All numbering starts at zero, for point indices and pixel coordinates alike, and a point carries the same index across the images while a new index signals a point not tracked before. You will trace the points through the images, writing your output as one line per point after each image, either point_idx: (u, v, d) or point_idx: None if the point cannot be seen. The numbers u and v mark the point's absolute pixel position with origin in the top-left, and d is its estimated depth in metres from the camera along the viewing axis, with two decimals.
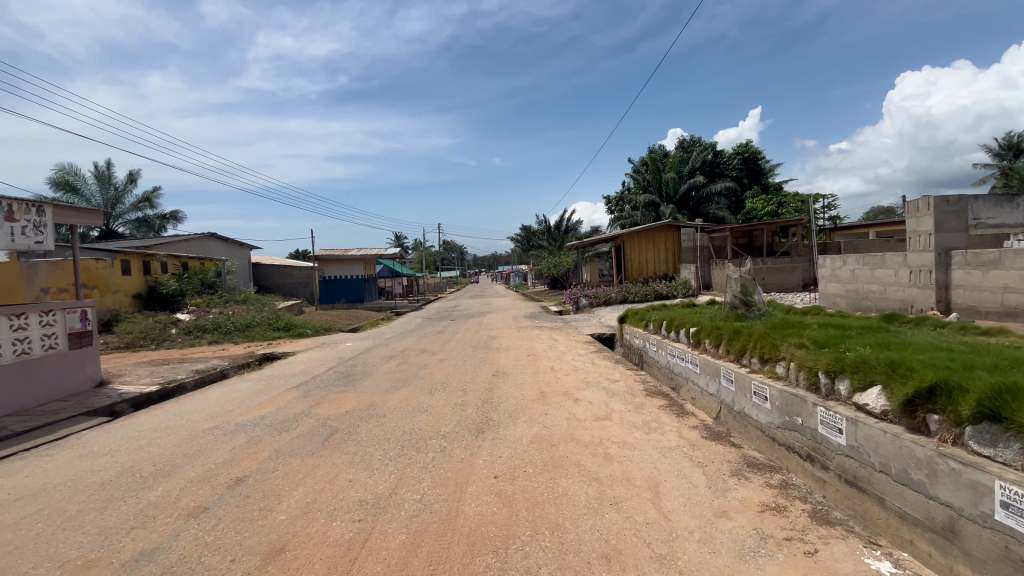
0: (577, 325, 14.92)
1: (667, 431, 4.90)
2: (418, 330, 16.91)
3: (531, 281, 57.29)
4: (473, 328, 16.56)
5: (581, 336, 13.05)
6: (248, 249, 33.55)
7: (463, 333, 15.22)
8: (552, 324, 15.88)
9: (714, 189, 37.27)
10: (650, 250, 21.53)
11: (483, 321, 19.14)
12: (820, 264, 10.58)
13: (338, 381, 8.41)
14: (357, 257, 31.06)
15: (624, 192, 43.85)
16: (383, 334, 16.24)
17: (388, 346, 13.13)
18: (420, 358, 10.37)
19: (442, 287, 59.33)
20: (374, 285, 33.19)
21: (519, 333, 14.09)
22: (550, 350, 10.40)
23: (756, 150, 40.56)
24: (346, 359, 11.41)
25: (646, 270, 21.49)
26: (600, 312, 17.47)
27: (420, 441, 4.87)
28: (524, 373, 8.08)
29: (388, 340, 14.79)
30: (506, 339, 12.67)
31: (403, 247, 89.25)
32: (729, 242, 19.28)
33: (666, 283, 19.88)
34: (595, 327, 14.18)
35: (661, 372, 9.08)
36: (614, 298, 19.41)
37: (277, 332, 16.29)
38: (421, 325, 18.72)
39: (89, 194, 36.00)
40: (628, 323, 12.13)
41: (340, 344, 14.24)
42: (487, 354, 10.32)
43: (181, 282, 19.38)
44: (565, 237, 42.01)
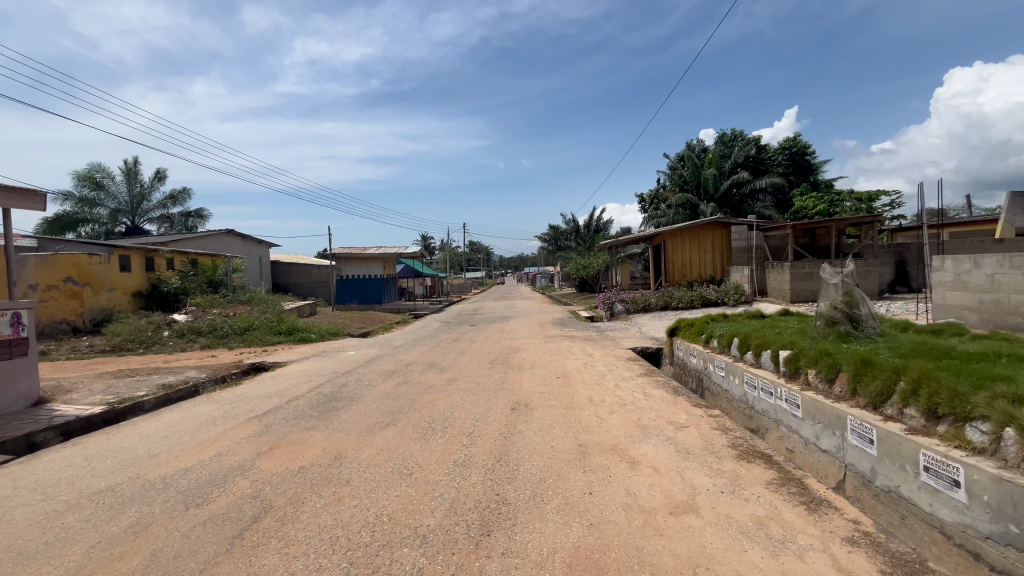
0: (613, 337, 12.80)
1: (807, 550, 2.83)
2: (433, 338, 15.10)
3: (558, 283, 54.98)
4: (494, 336, 14.62)
5: (620, 350, 10.95)
6: (266, 247, 32.75)
7: (482, 342, 13.31)
8: (585, 333, 13.78)
9: (760, 186, 34.26)
10: (696, 250, 19.12)
11: (505, 327, 17.19)
12: (936, 267, 8.25)
13: (317, 407, 6.63)
14: (375, 256, 29.58)
15: (658, 189, 41.17)
16: (394, 341, 14.53)
17: (395, 357, 11.35)
18: (426, 377, 8.50)
19: (467, 289, 57.66)
20: (393, 285, 31.74)
21: (545, 344, 12.06)
22: (586, 371, 8.35)
23: (805, 143, 37.27)
24: (342, 372, 9.66)
25: (691, 273, 19.11)
26: (638, 321, 15.30)
27: (383, 548, 2.96)
28: (553, 406, 6.10)
29: (397, 349, 13.01)
30: (530, 353, 10.68)
31: (429, 247, 88.19)
32: (790, 242, 16.74)
33: (715, 287, 17.48)
34: (636, 339, 12.03)
35: (733, 405, 6.94)
36: (654, 304, 17.15)
37: (279, 337, 14.81)
38: (438, 331, 16.93)
39: (115, 192, 35.72)
40: (679, 336, 9.95)
41: (343, 353, 12.56)
42: (508, 374, 8.35)
43: (185, 280, 18.18)
44: (595, 237, 39.66)
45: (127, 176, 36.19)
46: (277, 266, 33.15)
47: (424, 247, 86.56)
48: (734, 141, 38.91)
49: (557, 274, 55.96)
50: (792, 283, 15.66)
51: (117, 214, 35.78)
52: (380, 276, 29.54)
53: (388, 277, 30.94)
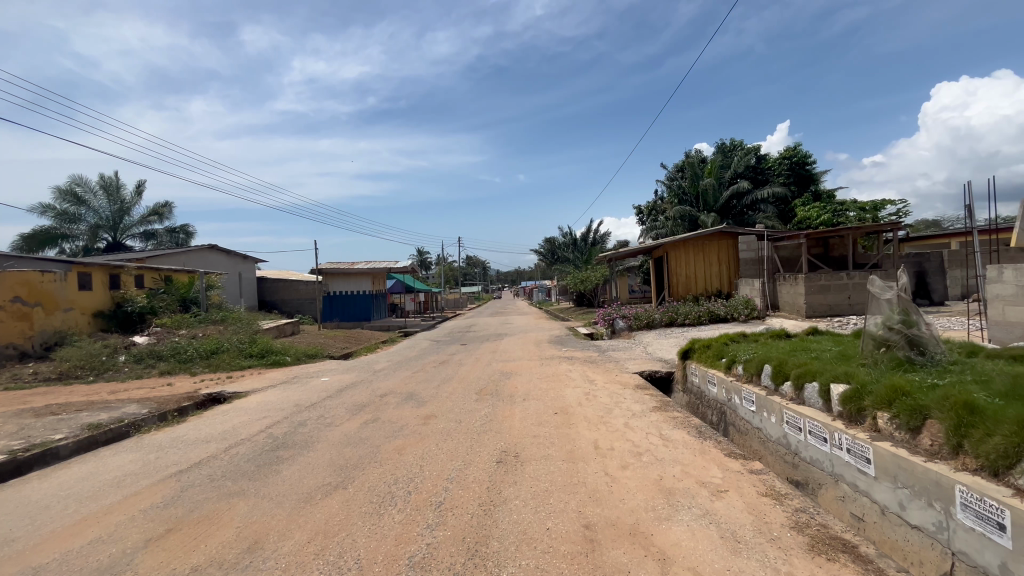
0: (616, 358, 11.54)
1: None
2: (419, 360, 13.81)
3: (555, 297, 53.86)
4: (486, 357, 13.33)
5: (625, 374, 9.68)
6: (252, 262, 31.68)
7: (472, 364, 12.02)
8: (585, 354, 12.53)
9: (761, 196, 33.39)
10: (700, 262, 17.98)
11: (499, 346, 15.90)
12: (993, 278, 7.09)
13: (257, 457, 5.35)
14: (364, 271, 28.34)
15: (657, 200, 40.27)
16: (376, 364, 13.23)
17: (371, 385, 10.05)
18: (400, 412, 7.21)
19: (462, 304, 56.44)
20: (383, 301, 30.46)
21: (541, 368, 10.76)
22: (589, 403, 7.08)
23: (805, 153, 36.51)
24: (306, 404, 8.34)
25: (695, 287, 17.96)
26: (642, 340, 14.06)
27: None
28: (549, 458, 4.84)
29: (376, 374, 11.72)
30: (524, 379, 9.40)
31: (425, 262, 87.12)
32: (803, 252, 15.61)
33: (723, 302, 16.30)
34: (642, 362, 10.79)
35: (770, 449, 5.68)
36: (659, 321, 15.93)
37: (249, 360, 13.49)
38: (426, 352, 15.63)
39: (97, 207, 34.49)
40: (694, 359, 8.71)
41: (316, 379, 11.23)
42: (497, 409, 7.08)
43: (153, 298, 16.89)
44: (592, 250, 38.60)
45: (110, 191, 35.05)
46: (263, 282, 31.86)
47: (419, 262, 85.36)
48: (733, 151, 38.17)
49: (554, 288, 54.83)
50: (807, 296, 14.53)
51: (98, 229, 34.51)
52: (369, 292, 28.30)
53: (378, 293, 29.70)
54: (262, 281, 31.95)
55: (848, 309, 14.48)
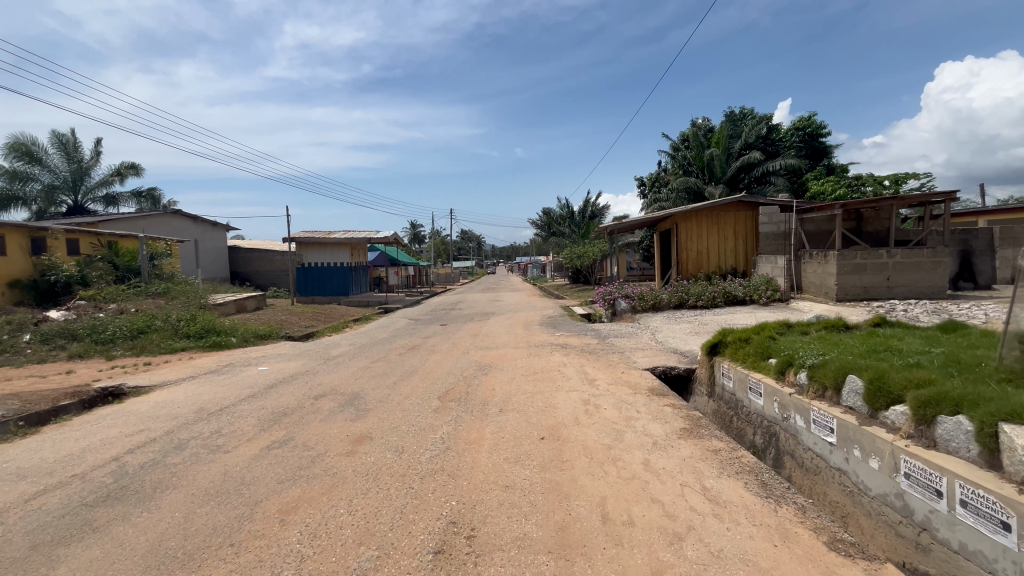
0: (619, 348, 9.49)
1: None
2: (387, 344, 11.73)
3: (550, 274, 51.71)
4: (465, 341, 11.24)
5: (633, 370, 7.64)
6: (224, 230, 29.63)
7: (446, 352, 9.93)
8: (582, 341, 10.47)
9: (772, 168, 31.05)
10: (713, 237, 15.89)
11: (483, 328, 13.88)
12: None
13: (53, 523, 3.30)
14: (341, 242, 25.73)
15: (659, 172, 37.87)
16: (334, 349, 11.14)
17: (313, 378, 7.97)
18: (326, 429, 5.17)
19: (454, 280, 54.22)
20: (364, 274, 28.29)
21: (527, 359, 8.71)
22: (590, 423, 5.05)
23: (820, 123, 34.07)
24: (213, 408, 6.28)
25: (706, 265, 15.90)
26: (649, 324, 12.04)
27: None
28: (525, 548, 2.83)
29: (329, 361, 9.64)
30: (505, 376, 7.33)
31: (417, 234, 84.35)
32: (835, 226, 13.52)
33: (740, 282, 14.24)
34: (652, 353, 8.75)
35: (868, 510, 3.72)
36: (666, 302, 13.87)
37: (184, 342, 11.37)
38: (398, 334, 13.53)
39: (54, 166, 31.95)
40: (725, 356, 6.68)
41: (253, 368, 9.15)
42: (460, 427, 5.05)
43: (85, 266, 14.63)
44: (590, 224, 36.46)
45: (67, 149, 32.37)
46: (236, 251, 29.86)
47: (411, 234, 82.55)
48: (743, 120, 35.51)
49: (550, 264, 52.65)
50: (840, 277, 12.49)
51: (54, 190, 31.86)
52: (348, 264, 26.01)
53: (358, 265, 27.42)
54: (235, 251, 29.99)
55: (885, 293, 12.47)
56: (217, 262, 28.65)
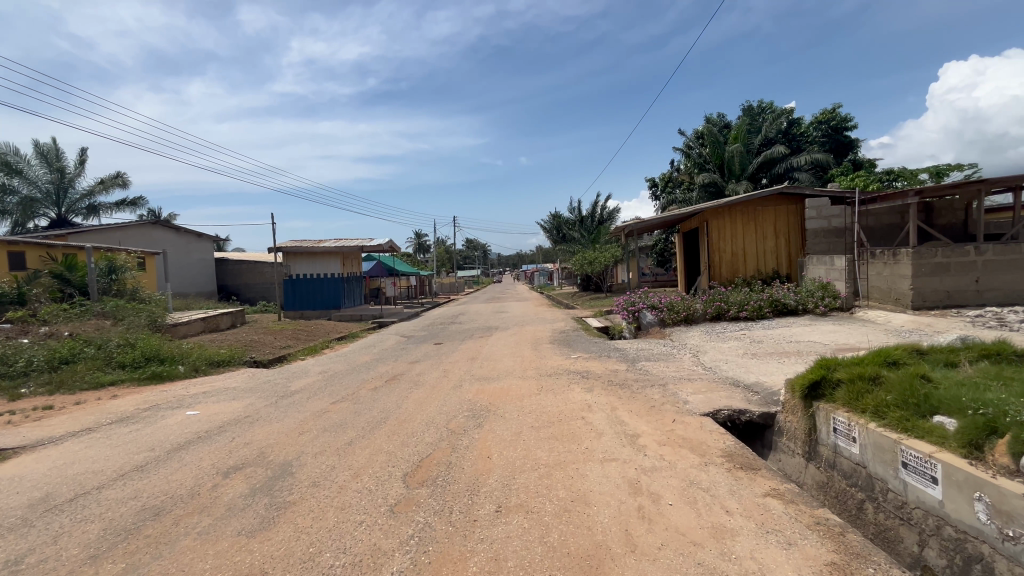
0: (656, 378, 7.24)
1: None
2: (365, 371, 9.55)
3: (558, 282, 49.38)
4: (458, 367, 9.02)
5: (687, 417, 5.41)
6: (210, 241, 27.83)
7: (433, 385, 7.74)
8: (607, 367, 8.21)
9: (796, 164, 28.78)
10: (750, 236, 13.68)
11: (483, 347, 11.72)
12: None
13: None
14: (332, 250, 23.37)
15: (673, 172, 35.77)
16: (297, 381, 8.99)
17: (245, 431, 5.81)
18: (194, 561, 2.98)
19: (458, 289, 52.08)
20: (358, 285, 26.30)
21: (538, 397, 6.50)
22: (660, 550, 2.85)
23: (844, 116, 31.82)
24: (64, 496, 4.14)
25: (742, 268, 13.67)
26: (685, 343, 9.81)
27: None
28: None
29: (283, 400, 7.48)
30: (507, 431, 5.12)
31: (420, 244, 82.51)
32: (910, 220, 11.13)
33: (786, 287, 12.01)
34: (705, 388, 6.49)
35: None
36: (701, 313, 11.68)
37: (116, 373, 9.24)
38: (382, 357, 11.33)
39: (33, 177, 30.36)
40: (833, 402, 4.45)
41: (181, 411, 7.03)
42: (424, 558, 2.87)
43: (23, 283, 12.69)
44: (601, 229, 34.48)
45: (49, 159, 30.93)
46: (224, 263, 28.54)
47: (415, 244, 80.73)
48: (761, 114, 33.24)
49: (558, 272, 50.40)
50: (917, 280, 10.14)
51: (32, 203, 30.24)
52: (339, 275, 23.95)
53: (351, 276, 25.37)
54: (223, 263, 28.51)
55: (974, 299, 10.11)
56: (204, 275, 27.09)
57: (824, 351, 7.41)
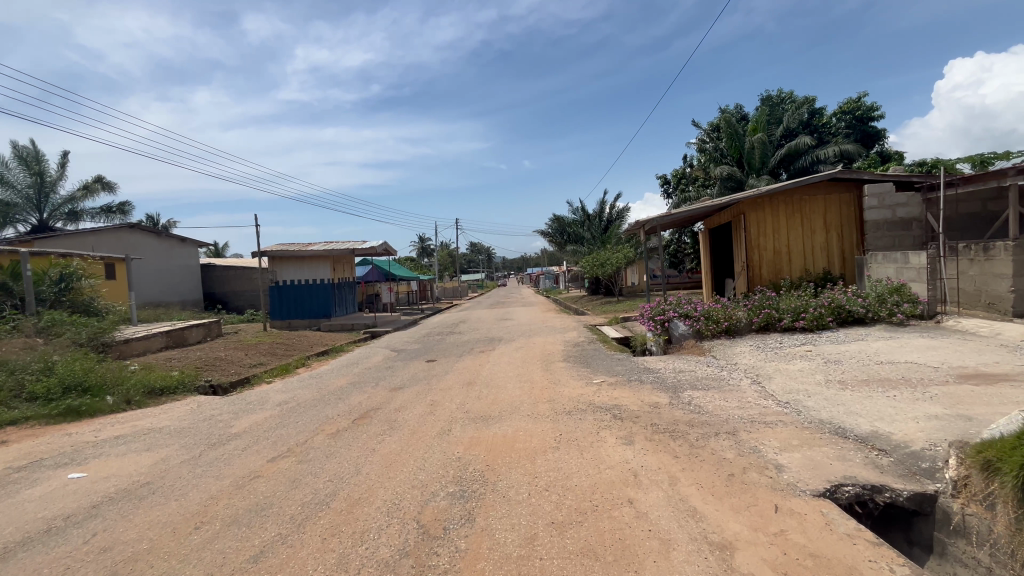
0: (717, 420, 5.25)
1: None
2: (334, 402, 7.61)
3: (564, 285, 47.42)
4: (450, 399, 7.07)
5: (796, 503, 3.42)
6: (195, 246, 26.10)
7: (414, 428, 5.77)
8: (644, 401, 6.23)
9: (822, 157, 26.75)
10: (795, 230, 11.72)
11: (483, 365, 9.81)
12: None
13: None
14: (320, 254, 21.43)
15: (686, 168, 33.86)
16: (246, 417, 7.09)
17: (121, 519, 3.88)
18: None
19: (462, 294, 50.23)
20: (352, 291, 24.49)
21: (556, 456, 4.54)
22: None
23: (870, 105, 29.78)
24: None
25: (786, 267, 11.73)
26: (735, 363, 7.82)
27: None
28: None
29: (211, 450, 5.57)
30: (513, 536, 3.17)
31: (423, 247, 80.70)
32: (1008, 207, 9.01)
33: (846, 290, 9.97)
34: (797, 440, 4.47)
35: None
36: (745, 324, 9.73)
37: (22, 408, 7.38)
38: (363, 380, 9.43)
39: (14, 181, 29.11)
40: None
41: (67, 470, 5.17)
42: None
43: None
44: (610, 229, 32.59)
45: (29, 163, 29.53)
46: (212, 270, 27.03)
47: (418, 249, 79.16)
48: (782, 104, 31.19)
49: (565, 275, 48.44)
50: (1020, 280, 8.10)
51: (13, 208, 28.98)
52: (330, 281, 21.87)
53: (343, 282, 23.38)
54: (210, 269, 26.94)
55: None
56: (189, 282, 25.46)
57: (946, 381, 5.42)
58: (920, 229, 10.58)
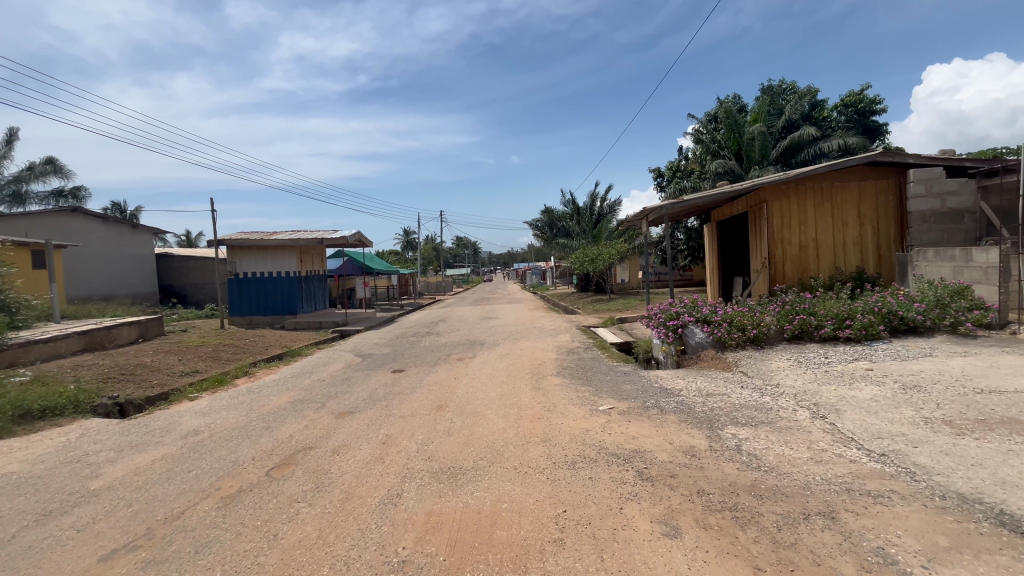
0: (794, 487, 3.54)
1: None
2: (256, 433, 5.73)
3: (552, 282, 45.90)
4: (409, 435, 5.26)
5: None
6: (149, 234, 23.72)
7: (347, 489, 3.96)
8: (675, 447, 4.50)
9: (824, 150, 25.47)
10: (825, 221, 10.16)
11: (460, 378, 8.04)
12: None
13: None
14: (285, 243, 19.35)
15: (680, 160, 32.41)
16: (130, 458, 5.20)
17: None
18: None
19: (446, 289, 48.30)
20: (322, 286, 22.45)
21: (561, 565, 2.78)
22: None
23: (872, 98, 28.60)
24: None
25: (813, 264, 10.17)
26: (778, 386, 6.14)
27: None
28: None
29: (35, 528, 3.66)
30: None
31: (408, 240, 78.39)
32: None
33: (891, 292, 8.39)
34: (946, 540, 2.79)
35: None
36: (775, 331, 8.12)
37: None
38: (309, 397, 7.58)
39: None
40: None
41: None
42: None
43: None
44: (601, 223, 30.98)
45: None
46: (169, 260, 24.72)
47: (402, 242, 76.87)
48: (782, 95, 29.85)
49: (553, 271, 46.88)
50: None
51: None
52: (296, 274, 19.77)
53: (311, 275, 21.23)
54: (168, 260, 24.60)
55: None
56: (142, 273, 23.10)
57: None
58: (971, 222, 9.10)
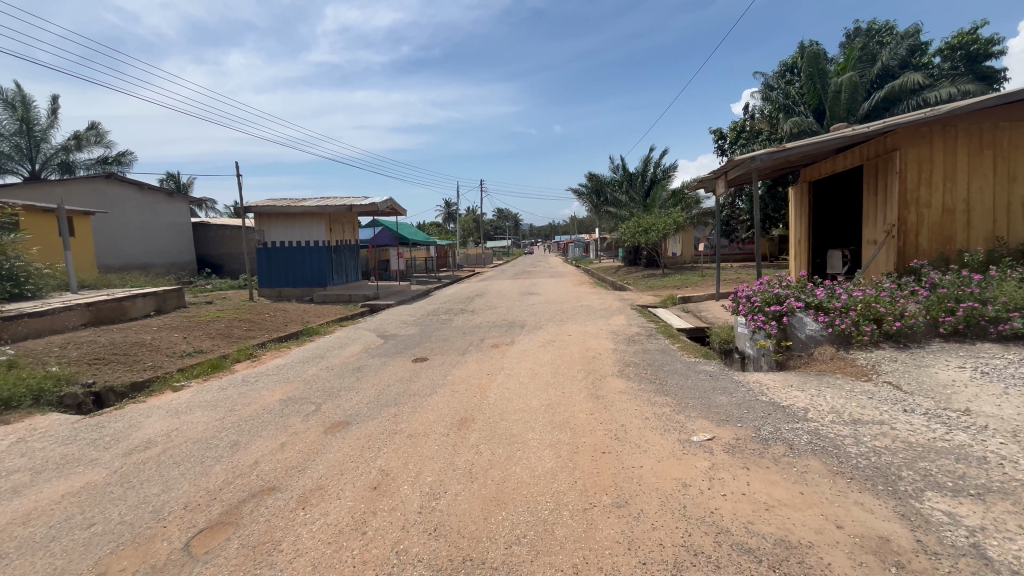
0: None
1: None
2: (213, 455, 4.23)
3: (596, 255, 43.45)
4: (412, 478, 3.57)
5: None
6: (184, 203, 23.23)
7: None
8: (855, 544, 2.57)
9: (930, 102, 21.49)
10: (980, 176, 7.63)
11: (493, 375, 6.34)
12: None
13: None
14: (313, 211, 18.09)
15: (747, 119, 28.76)
16: (42, 487, 3.81)
17: None
18: None
19: (486, 261, 46.83)
20: (354, 257, 21.30)
21: None
22: None
23: (990, 39, 23.97)
24: None
25: (961, 233, 7.72)
26: (971, 416, 4.03)
27: None
28: None
29: None
30: None
31: (449, 212, 77.19)
32: None
33: None
34: None
35: None
36: (926, 324, 5.91)
37: None
38: (305, 395, 6.08)
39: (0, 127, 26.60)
40: None
41: None
42: None
43: None
44: (654, 190, 28.18)
45: (15, 108, 26.75)
46: (206, 229, 24.27)
47: (444, 214, 75.73)
48: (874, 39, 25.53)
49: (598, 243, 44.30)
50: None
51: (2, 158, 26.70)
52: (325, 244, 18.58)
53: (342, 245, 19.98)
54: (204, 229, 24.17)
55: None
56: (179, 243, 22.72)
57: None
58: None
